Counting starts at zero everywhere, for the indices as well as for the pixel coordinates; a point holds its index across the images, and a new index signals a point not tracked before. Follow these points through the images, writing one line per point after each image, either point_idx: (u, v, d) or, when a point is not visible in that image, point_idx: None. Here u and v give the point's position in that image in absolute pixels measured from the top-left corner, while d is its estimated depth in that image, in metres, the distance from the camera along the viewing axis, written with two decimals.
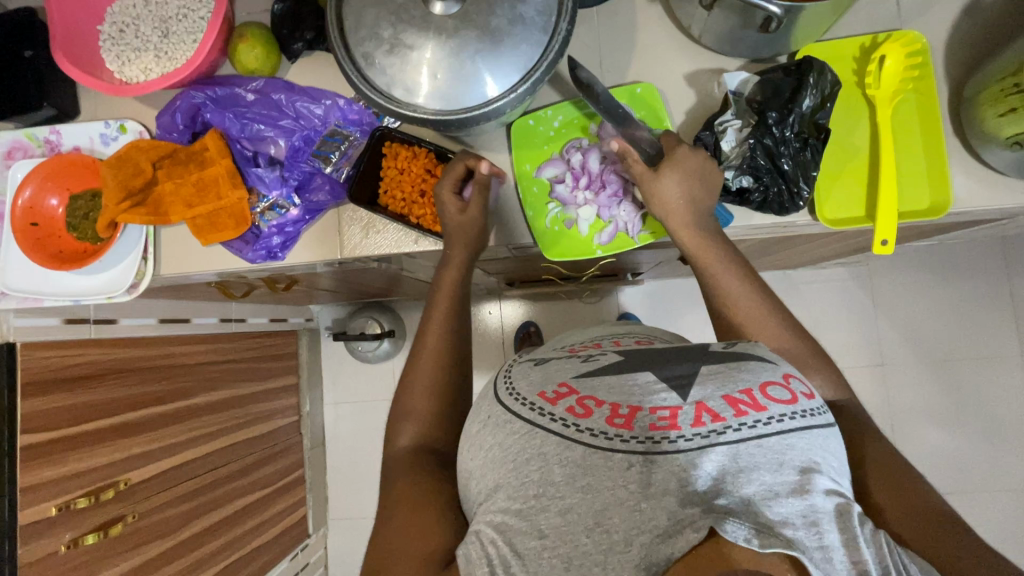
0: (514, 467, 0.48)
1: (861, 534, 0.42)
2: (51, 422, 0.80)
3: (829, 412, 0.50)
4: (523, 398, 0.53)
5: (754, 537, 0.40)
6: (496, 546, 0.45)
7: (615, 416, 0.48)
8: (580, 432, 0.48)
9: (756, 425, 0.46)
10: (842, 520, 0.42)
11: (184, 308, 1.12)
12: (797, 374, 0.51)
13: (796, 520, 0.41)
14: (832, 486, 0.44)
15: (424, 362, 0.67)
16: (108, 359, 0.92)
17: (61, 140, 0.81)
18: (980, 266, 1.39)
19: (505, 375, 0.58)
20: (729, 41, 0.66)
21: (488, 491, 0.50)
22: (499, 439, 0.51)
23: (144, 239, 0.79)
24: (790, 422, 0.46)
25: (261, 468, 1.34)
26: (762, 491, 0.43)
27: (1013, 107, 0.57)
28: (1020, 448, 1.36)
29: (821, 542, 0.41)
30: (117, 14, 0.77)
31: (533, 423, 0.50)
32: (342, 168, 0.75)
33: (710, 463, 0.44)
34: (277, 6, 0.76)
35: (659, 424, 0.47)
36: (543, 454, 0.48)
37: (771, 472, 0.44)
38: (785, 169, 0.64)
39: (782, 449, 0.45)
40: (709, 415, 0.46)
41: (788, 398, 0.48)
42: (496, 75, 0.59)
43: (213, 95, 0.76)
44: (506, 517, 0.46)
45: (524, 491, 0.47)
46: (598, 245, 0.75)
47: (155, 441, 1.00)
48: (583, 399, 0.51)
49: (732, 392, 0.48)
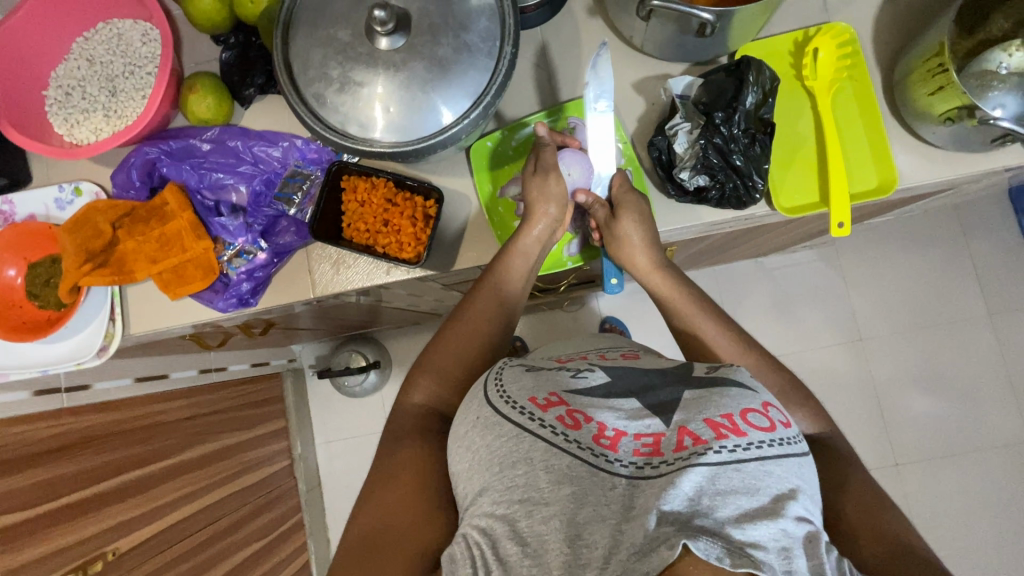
0: (500, 471, 0.52)
1: (827, 561, 0.45)
2: (36, 498, 0.76)
3: (804, 441, 0.53)
4: (512, 402, 0.56)
5: (726, 557, 0.43)
6: (481, 547, 0.48)
7: (601, 436, 0.52)
8: (568, 442, 0.52)
9: (736, 450, 0.48)
10: (810, 546, 0.45)
11: (160, 364, 1.09)
12: (775, 403, 0.54)
13: (765, 544, 0.44)
14: (804, 513, 0.47)
15: (438, 363, 0.69)
16: (85, 427, 0.88)
17: (15, 209, 0.79)
18: (938, 232, 1.45)
19: (494, 375, 0.60)
20: (670, 48, 0.68)
21: (474, 495, 0.53)
22: (486, 441, 0.54)
23: (110, 300, 0.78)
24: (768, 448, 0.49)
25: (256, 519, 1.30)
26: (736, 515, 0.45)
27: (940, 86, 0.61)
28: (1002, 404, 1.40)
29: (789, 567, 0.43)
30: (62, 77, 0.77)
31: (521, 426, 0.53)
32: (305, 209, 0.75)
33: (689, 482, 0.46)
34: (224, 53, 0.76)
35: (643, 450, 0.51)
36: (529, 458, 0.51)
37: (747, 497, 0.46)
38: (737, 165, 0.66)
39: (760, 475, 0.48)
40: (690, 439, 0.50)
41: (767, 425, 0.51)
42: (448, 102, 0.60)
43: (167, 149, 0.76)
44: (491, 521, 0.49)
45: (509, 496, 0.50)
46: (567, 255, 0.80)
47: (144, 504, 0.96)
48: (572, 411, 0.54)
49: (713, 416, 0.51)
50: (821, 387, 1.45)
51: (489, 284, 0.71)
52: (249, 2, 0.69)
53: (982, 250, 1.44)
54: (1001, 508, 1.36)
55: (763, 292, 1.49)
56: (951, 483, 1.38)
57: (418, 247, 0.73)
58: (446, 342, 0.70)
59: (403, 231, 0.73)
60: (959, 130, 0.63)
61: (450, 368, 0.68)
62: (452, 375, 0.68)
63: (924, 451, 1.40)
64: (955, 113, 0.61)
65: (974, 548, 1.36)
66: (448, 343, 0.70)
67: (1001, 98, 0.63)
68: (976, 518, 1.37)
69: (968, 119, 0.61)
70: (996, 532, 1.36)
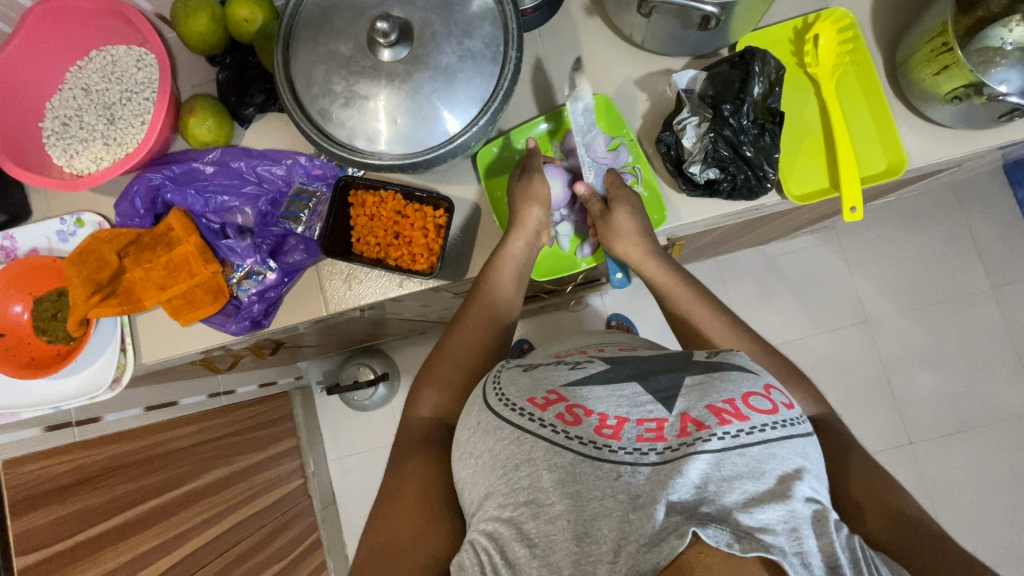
0: (504, 473, 0.51)
1: (837, 539, 0.45)
2: (55, 535, 0.74)
3: (807, 422, 0.52)
4: (511, 404, 0.55)
5: (735, 543, 0.43)
6: (489, 552, 0.48)
7: (603, 426, 0.51)
8: (569, 439, 0.51)
9: (739, 435, 0.48)
10: (818, 525, 0.45)
11: (170, 391, 1.08)
12: (777, 385, 0.54)
13: (773, 526, 0.44)
14: (810, 493, 0.47)
15: (447, 370, 0.69)
16: (99, 458, 0.86)
17: (16, 244, 0.78)
18: (937, 210, 1.46)
19: (493, 380, 0.60)
20: (671, 43, 0.68)
21: (480, 500, 0.52)
22: (488, 445, 0.53)
23: (120, 330, 0.77)
24: (771, 431, 0.49)
25: (274, 540, 1.28)
26: (743, 499, 0.45)
27: (945, 65, 0.61)
28: (1009, 376, 1.41)
29: (800, 547, 0.44)
30: (58, 108, 0.76)
31: (520, 428, 0.52)
32: (313, 226, 0.74)
33: (695, 471, 0.46)
34: (221, 74, 0.76)
35: (646, 436, 0.50)
36: (531, 459, 0.50)
37: (753, 481, 0.46)
38: (748, 156, 0.66)
39: (764, 458, 0.47)
40: (693, 425, 0.50)
41: (769, 408, 0.50)
42: (454, 110, 0.59)
43: (170, 174, 0.75)
44: (498, 525, 0.49)
45: (514, 498, 0.50)
46: (581, 257, 0.79)
47: (161, 534, 0.94)
48: (572, 406, 0.53)
49: (715, 402, 0.50)
50: (829, 370, 1.45)
51: (480, 292, 0.71)
52: (243, 21, 0.69)
53: (981, 226, 1.45)
54: (1016, 481, 1.36)
55: (766, 280, 1.49)
56: (965, 458, 1.38)
57: (431, 257, 0.72)
58: (448, 353, 0.70)
59: (415, 242, 0.73)
60: (966, 108, 0.63)
61: (461, 370, 0.68)
62: (467, 385, 0.68)
63: (936, 428, 1.41)
64: (962, 91, 0.61)
65: (992, 521, 1.36)
66: (450, 352, 0.70)
67: (1003, 74, 0.63)
68: (992, 492, 1.37)
69: (975, 97, 0.61)
70: (1012, 505, 1.36)
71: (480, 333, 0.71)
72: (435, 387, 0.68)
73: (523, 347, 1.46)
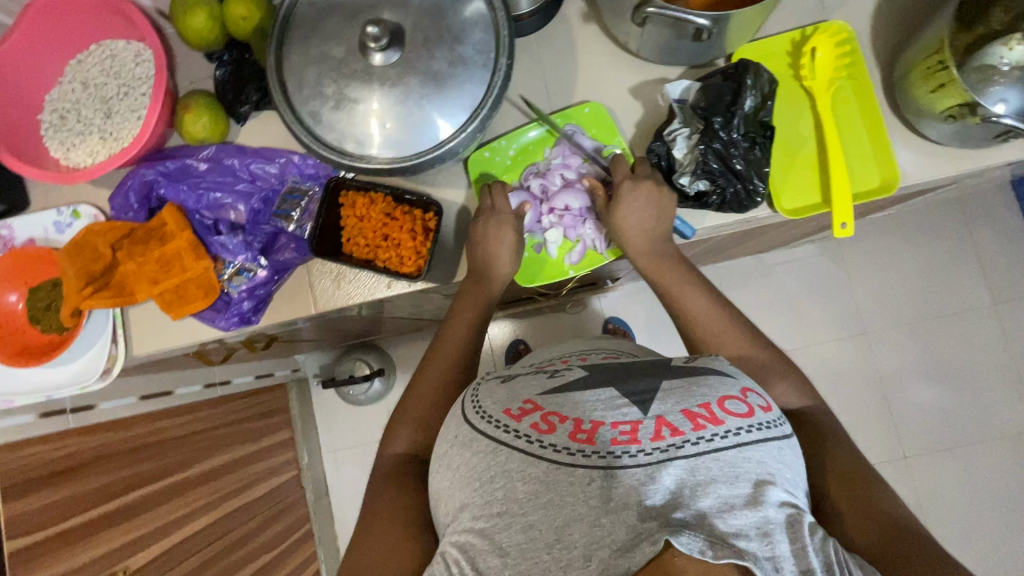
0: (479, 486, 0.51)
1: (810, 543, 0.45)
2: (47, 519, 0.75)
3: (785, 424, 0.53)
4: (489, 416, 0.55)
5: (708, 550, 0.43)
6: (459, 565, 0.48)
7: (577, 432, 0.51)
8: (543, 448, 0.51)
9: (713, 439, 0.48)
10: (793, 530, 0.45)
11: (164, 380, 1.08)
12: (755, 388, 0.54)
13: (747, 531, 0.44)
14: (785, 498, 0.47)
15: (434, 362, 0.71)
16: (92, 446, 0.87)
17: (14, 233, 0.79)
18: (941, 223, 1.44)
19: (471, 394, 0.60)
20: (666, 52, 0.67)
21: (456, 511, 0.52)
22: (464, 458, 0.53)
23: (113, 321, 0.79)
24: (746, 435, 0.49)
25: (264, 531, 1.29)
26: (717, 504, 0.46)
27: (942, 83, 0.60)
28: (1006, 393, 1.39)
29: (772, 552, 0.44)
30: (56, 101, 0.77)
31: (496, 440, 0.52)
32: (305, 225, 0.75)
33: (669, 477, 0.47)
34: (218, 70, 0.76)
35: (619, 439, 0.50)
36: (506, 471, 0.50)
37: (726, 485, 0.47)
38: (739, 168, 0.65)
39: (738, 462, 0.48)
40: (668, 430, 0.49)
41: (745, 412, 0.50)
42: (446, 116, 0.59)
43: (164, 170, 0.75)
44: (471, 536, 0.49)
45: (488, 509, 0.50)
46: (570, 264, 0.76)
47: (155, 520, 0.96)
48: (547, 415, 0.53)
49: (690, 406, 0.51)
50: (825, 382, 1.44)
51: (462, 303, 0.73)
52: (240, 19, 0.68)
53: (984, 241, 1.43)
54: (1010, 498, 1.35)
55: (764, 288, 1.48)
56: (954, 473, 1.38)
57: (419, 260, 0.72)
58: (425, 378, 0.70)
59: (404, 245, 0.72)
60: (961, 127, 0.62)
61: (448, 370, 0.71)
62: (449, 392, 0.69)
63: (929, 444, 1.40)
64: (956, 110, 0.61)
65: (983, 538, 1.35)
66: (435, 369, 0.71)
67: (1002, 93, 0.63)
68: (984, 510, 1.36)
69: (970, 116, 0.60)
70: (1002, 523, 1.35)
71: (449, 358, 0.71)
72: (427, 391, 0.69)
73: (519, 346, 1.49)
